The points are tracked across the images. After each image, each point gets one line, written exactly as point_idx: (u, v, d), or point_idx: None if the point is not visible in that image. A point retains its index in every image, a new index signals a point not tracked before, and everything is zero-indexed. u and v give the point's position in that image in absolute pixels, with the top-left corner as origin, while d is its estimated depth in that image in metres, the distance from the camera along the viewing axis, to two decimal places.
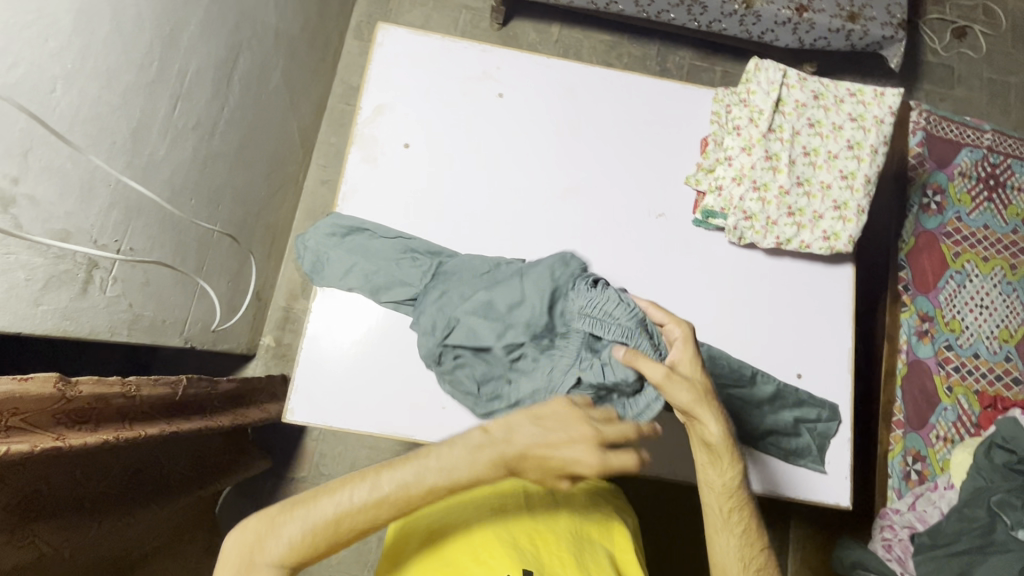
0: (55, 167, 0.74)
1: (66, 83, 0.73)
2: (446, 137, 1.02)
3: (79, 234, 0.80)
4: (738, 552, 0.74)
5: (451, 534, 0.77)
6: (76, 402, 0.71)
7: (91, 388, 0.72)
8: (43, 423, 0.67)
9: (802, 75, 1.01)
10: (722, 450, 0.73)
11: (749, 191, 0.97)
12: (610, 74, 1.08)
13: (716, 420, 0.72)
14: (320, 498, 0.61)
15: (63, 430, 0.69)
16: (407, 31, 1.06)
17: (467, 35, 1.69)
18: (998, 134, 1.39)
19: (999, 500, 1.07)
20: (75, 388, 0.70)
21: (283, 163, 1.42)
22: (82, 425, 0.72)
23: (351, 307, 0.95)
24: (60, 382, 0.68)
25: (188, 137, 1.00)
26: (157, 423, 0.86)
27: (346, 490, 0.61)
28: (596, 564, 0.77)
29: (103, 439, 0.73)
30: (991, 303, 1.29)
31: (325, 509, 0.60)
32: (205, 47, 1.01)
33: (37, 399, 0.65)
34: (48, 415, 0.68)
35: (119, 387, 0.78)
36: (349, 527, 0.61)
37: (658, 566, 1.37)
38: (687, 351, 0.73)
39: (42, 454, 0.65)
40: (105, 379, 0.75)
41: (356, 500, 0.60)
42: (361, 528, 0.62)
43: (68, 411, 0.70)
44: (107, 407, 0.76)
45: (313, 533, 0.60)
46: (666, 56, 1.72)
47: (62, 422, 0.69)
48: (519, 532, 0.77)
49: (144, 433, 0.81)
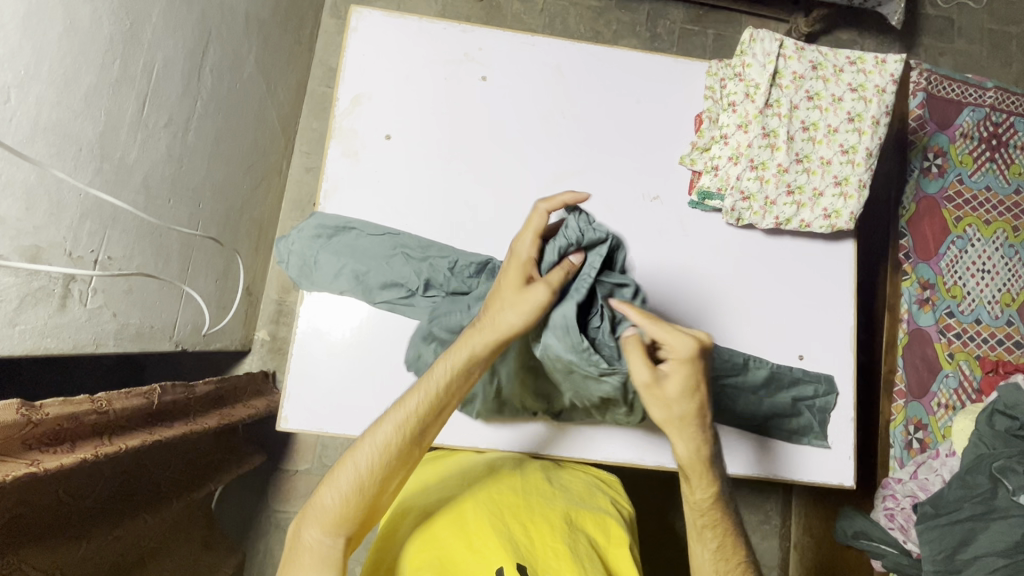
0: (17, 182, 0.70)
1: (21, 91, 0.69)
2: (430, 126, 0.98)
3: (51, 249, 0.76)
4: (712, 567, 0.71)
5: (447, 519, 0.76)
6: (46, 425, 0.68)
7: (59, 409, 0.70)
8: (12, 450, 0.64)
9: (799, 45, 0.96)
10: (693, 469, 0.71)
11: (746, 171, 0.93)
12: (597, 50, 1.03)
13: (685, 443, 0.70)
14: (339, 463, 0.68)
15: (37, 455, 0.67)
16: (382, 12, 1.00)
17: (448, 7, 1.62)
18: (1001, 91, 1.33)
19: (1001, 466, 1.01)
20: (41, 411, 0.68)
21: (264, 154, 1.37)
22: (57, 447, 0.70)
23: (341, 307, 0.92)
24: (22, 408, 0.65)
25: (160, 135, 0.96)
26: (139, 435, 0.84)
27: (357, 447, 0.68)
28: (588, 555, 0.76)
29: (81, 459, 0.71)
30: (993, 267, 1.27)
31: (346, 468, 0.67)
32: (172, 39, 0.96)
33: (3, 427, 0.63)
34: (17, 442, 0.65)
35: (89, 404, 0.76)
36: (376, 472, 0.67)
37: (664, 538, 1.39)
38: (681, 372, 0.67)
39: (16, 483, 0.62)
40: (72, 399, 0.73)
41: (369, 442, 0.68)
42: (389, 469, 0.68)
43: (38, 435, 0.68)
44: (81, 426, 0.74)
45: (346, 491, 0.66)
46: (655, 21, 1.65)
47: (34, 447, 0.67)
48: (513, 521, 0.76)
49: (124, 447, 0.79)
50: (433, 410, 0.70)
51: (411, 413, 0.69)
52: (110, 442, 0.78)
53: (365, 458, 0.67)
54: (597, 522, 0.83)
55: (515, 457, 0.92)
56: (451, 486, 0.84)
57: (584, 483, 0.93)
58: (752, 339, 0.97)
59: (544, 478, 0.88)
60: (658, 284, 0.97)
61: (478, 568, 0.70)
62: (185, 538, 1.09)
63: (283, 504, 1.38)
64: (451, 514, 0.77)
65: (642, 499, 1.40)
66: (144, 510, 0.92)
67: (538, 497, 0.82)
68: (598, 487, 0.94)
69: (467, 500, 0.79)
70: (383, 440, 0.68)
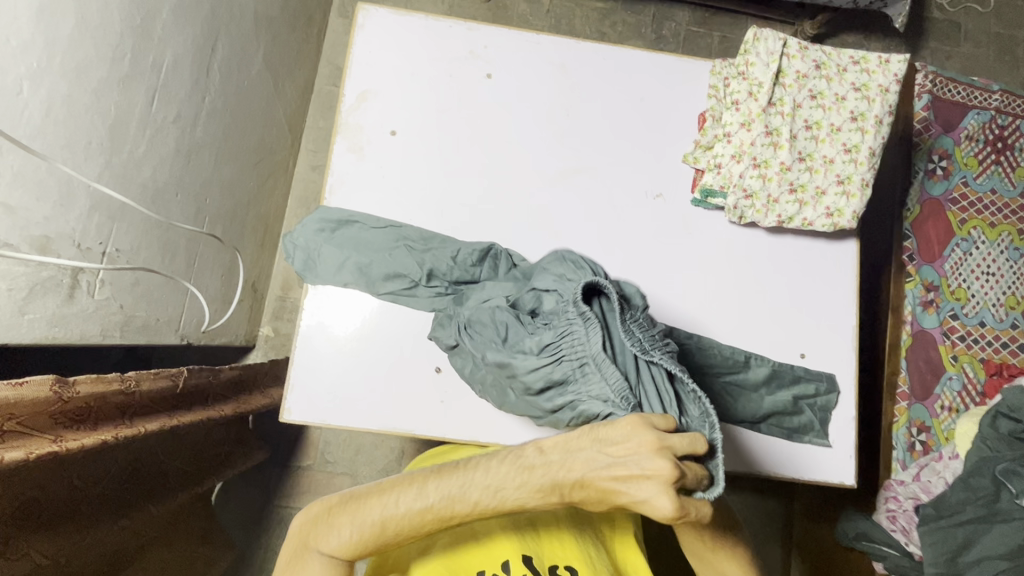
0: (27, 174, 0.71)
1: (33, 83, 0.70)
2: (435, 123, 0.99)
3: (60, 240, 0.78)
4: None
5: None
6: (74, 402, 0.72)
7: (90, 388, 0.74)
8: (42, 426, 0.68)
9: (802, 44, 0.96)
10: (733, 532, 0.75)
11: (748, 168, 0.94)
12: (600, 48, 1.03)
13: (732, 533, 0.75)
14: (371, 496, 0.65)
15: (61, 432, 0.70)
16: (388, 10, 1.01)
17: (455, 8, 1.63)
18: (1006, 94, 1.33)
19: (1005, 469, 1.01)
20: (72, 389, 0.71)
21: (271, 152, 1.38)
22: (81, 425, 0.73)
23: (346, 300, 0.93)
24: (57, 385, 0.69)
25: (169, 131, 0.97)
26: (160, 417, 0.88)
27: (400, 492, 0.64)
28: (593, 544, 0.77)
29: (103, 439, 0.74)
30: (997, 270, 1.27)
31: (374, 508, 0.63)
32: (181, 36, 0.97)
33: (32, 403, 0.66)
34: (46, 416, 0.68)
35: (118, 385, 0.79)
36: (401, 533, 0.63)
37: (665, 539, 1.39)
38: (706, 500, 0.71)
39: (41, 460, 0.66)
40: (102, 378, 0.76)
41: (403, 506, 0.63)
42: (406, 537, 0.64)
43: (66, 411, 0.71)
44: (108, 405, 0.77)
45: (364, 531, 0.63)
46: (661, 23, 1.66)
47: (60, 422, 0.70)
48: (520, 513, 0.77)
49: (144, 430, 0.82)
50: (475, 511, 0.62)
51: (455, 493, 0.62)
52: (131, 423, 0.81)
53: (401, 509, 0.63)
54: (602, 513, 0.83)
55: None
56: None
57: None
58: (753, 336, 0.97)
59: None
60: (659, 281, 0.97)
61: (486, 562, 0.72)
62: (185, 530, 1.10)
63: (286, 499, 1.38)
64: None
65: None
66: (154, 500, 0.93)
67: None
68: None
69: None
70: (424, 503, 0.62)
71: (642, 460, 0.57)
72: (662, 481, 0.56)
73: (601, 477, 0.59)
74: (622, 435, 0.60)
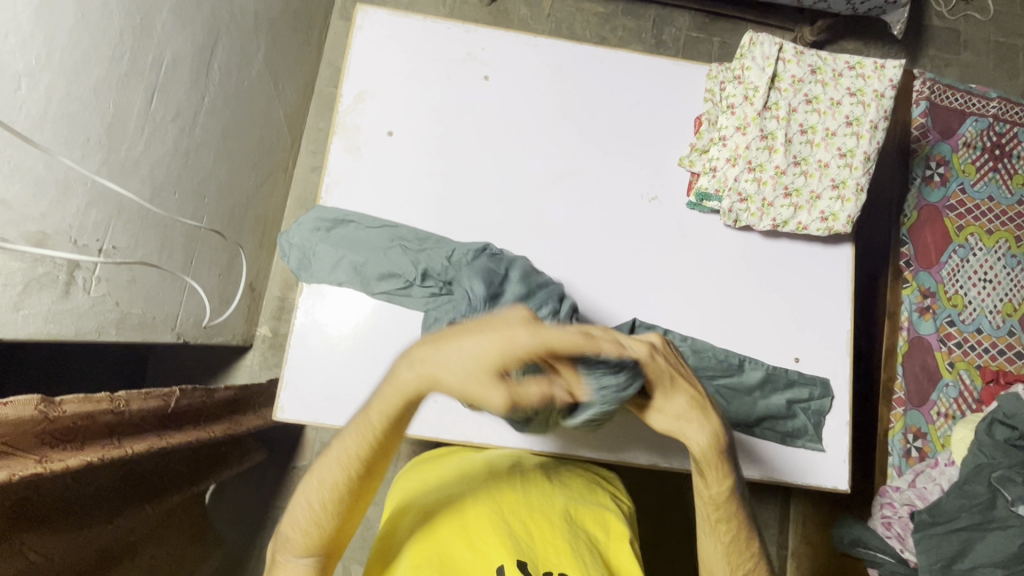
0: (24, 168, 0.72)
1: (31, 80, 0.71)
2: (431, 124, 0.99)
3: (57, 236, 0.78)
4: (724, 558, 0.72)
5: (447, 514, 0.76)
6: (62, 421, 0.71)
7: (75, 408, 0.73)
8: (26, 446, 0.68)
9: (798, 49, 0.97)
10: (710, 464, 0.68)
11: (743, 172, 0.95)
12: (599, 52, 1.04)
13: (699, 436, 0.67)
14: (295, 493, 0.66)
15: (47, 451, 0.70)
16: (387, 11, 1.02)
17: (455, 11, 1.63)
18: (1004, 102, 1.33)
19: (1001, 476, 1.00)
20: (59, 408, 0.70)
21: (270, 152, 1.39)
22: (67, 444, 0.73)
23: (343, 301, 0.93)
24: (42, 404, 0.68)
25: (167, 129, 0.98)
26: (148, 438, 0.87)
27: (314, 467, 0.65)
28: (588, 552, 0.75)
29: (87, 459, 0.74)
30: (994, 277, 1.27)
31: (298, 497, 0.65)
32: (181, 35, 0.98)
33: (16, 423, 0.65)
34: (30, 436, 0.68)
35: (107, 404, 0.78)
36: (331, 505, 0.63)
37: (662, 544, 1.38)
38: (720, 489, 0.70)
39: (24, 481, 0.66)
40: (89, 397, 0.75)
41: (318, 477, 0.64)
42: (346, 502, 0.64)
43: (52, 430, 0.71)
44: (96, 424, 0.77)
45: (305, 523, 0.64)
46: (661, 28, 1.66)
47: (46, 443, 0.70)
48: (515, 521, 0.75)
49: (130, 450, 0.82)
50: (373, 445, 0.63)
51: (351, 438, 0.63)
52: (118, 442, 0.81)
53: (320, 477, 0.64)
54: (597, 520, 0.82)
55: (513, 455, 0.93)
56: (457, 484, 0.82)
57: (585, 480, 0.91)
58: (748, 341, 0.97)
59: (542, 475, 0.87)
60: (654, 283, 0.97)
61: (478, 566, 0.70)
62: (177, 530, 1.10)
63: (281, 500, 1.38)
64: (453, 509, 0.77)
65: (638, 504, 1.39)
66: (147, 501, 0.93)
67: (538, 496, 0.81)
68: (596, 483, 0.92)
69: (467, 498, 0.78)
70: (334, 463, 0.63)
71: (480, 330, 0.56)
72: (503, 330, 0.55)
73: (457, 369, 0.56)
74: (470, 326, 0.58)
